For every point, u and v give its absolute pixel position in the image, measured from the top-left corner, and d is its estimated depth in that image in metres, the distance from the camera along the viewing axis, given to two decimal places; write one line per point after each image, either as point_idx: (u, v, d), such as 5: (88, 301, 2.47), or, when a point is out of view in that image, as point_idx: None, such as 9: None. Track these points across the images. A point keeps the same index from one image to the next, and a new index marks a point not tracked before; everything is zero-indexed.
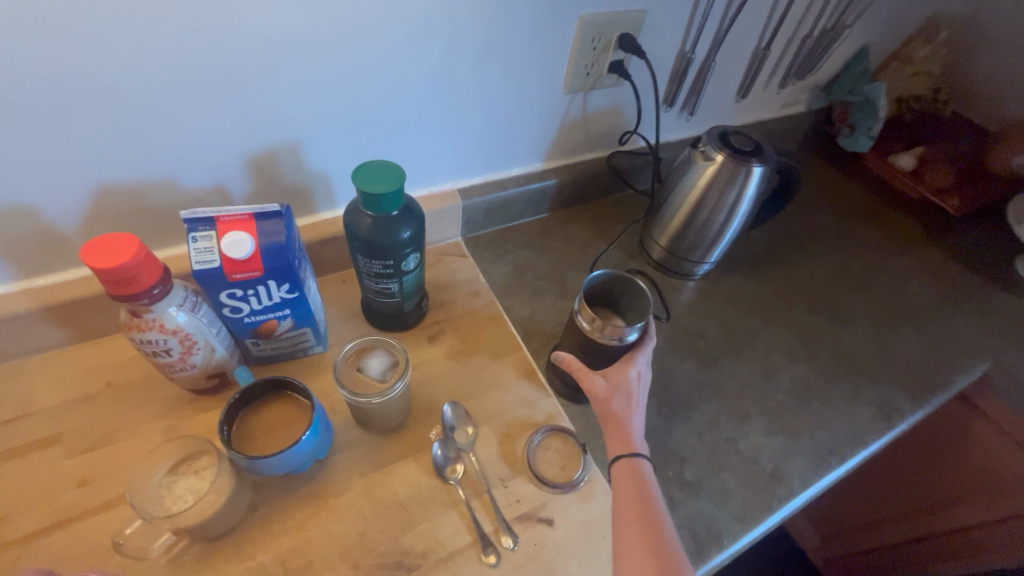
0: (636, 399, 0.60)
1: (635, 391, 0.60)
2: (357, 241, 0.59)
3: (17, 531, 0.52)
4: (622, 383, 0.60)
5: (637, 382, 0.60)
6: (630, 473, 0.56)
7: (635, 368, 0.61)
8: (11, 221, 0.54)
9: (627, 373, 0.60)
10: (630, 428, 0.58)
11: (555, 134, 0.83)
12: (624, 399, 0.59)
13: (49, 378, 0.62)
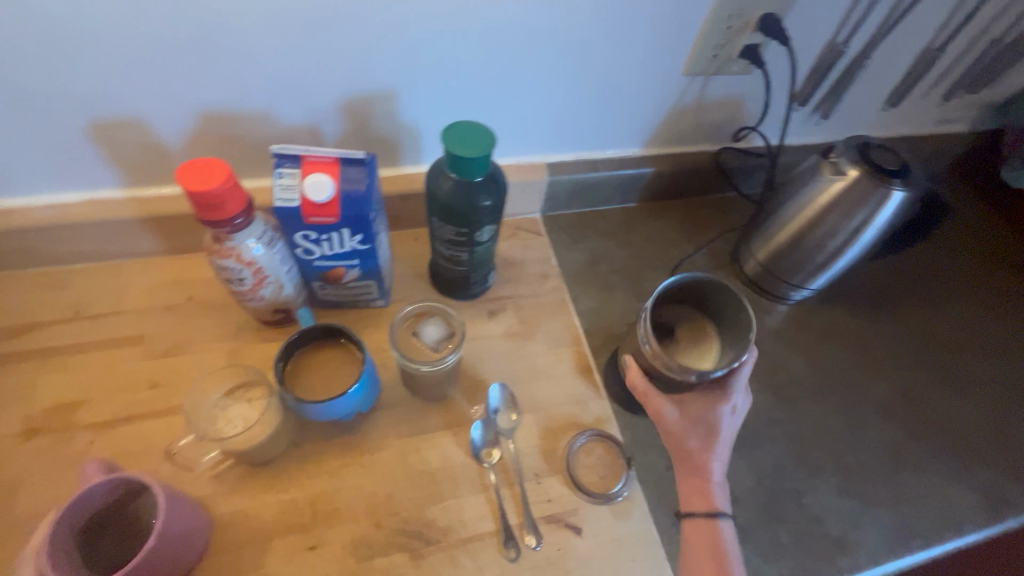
0: (724, 437, 0.55)
1: (723, 429, 0.55)
2: (435, 202, 0.57)
3: (92, 415, 0.57)
4: (707, 420, 0.55)
5: (727, 419, 0.55)
6: (706, 531, 0.53)
7: (727, 404, 0.55)
8: (123, 132, 0.57)
9: (717, 409, 0.55)
10: (711, 472, 0.55)
11: (662, 119, 0.76)
12: (706, 437, 0.55)
13: (140, 282, 0.67)
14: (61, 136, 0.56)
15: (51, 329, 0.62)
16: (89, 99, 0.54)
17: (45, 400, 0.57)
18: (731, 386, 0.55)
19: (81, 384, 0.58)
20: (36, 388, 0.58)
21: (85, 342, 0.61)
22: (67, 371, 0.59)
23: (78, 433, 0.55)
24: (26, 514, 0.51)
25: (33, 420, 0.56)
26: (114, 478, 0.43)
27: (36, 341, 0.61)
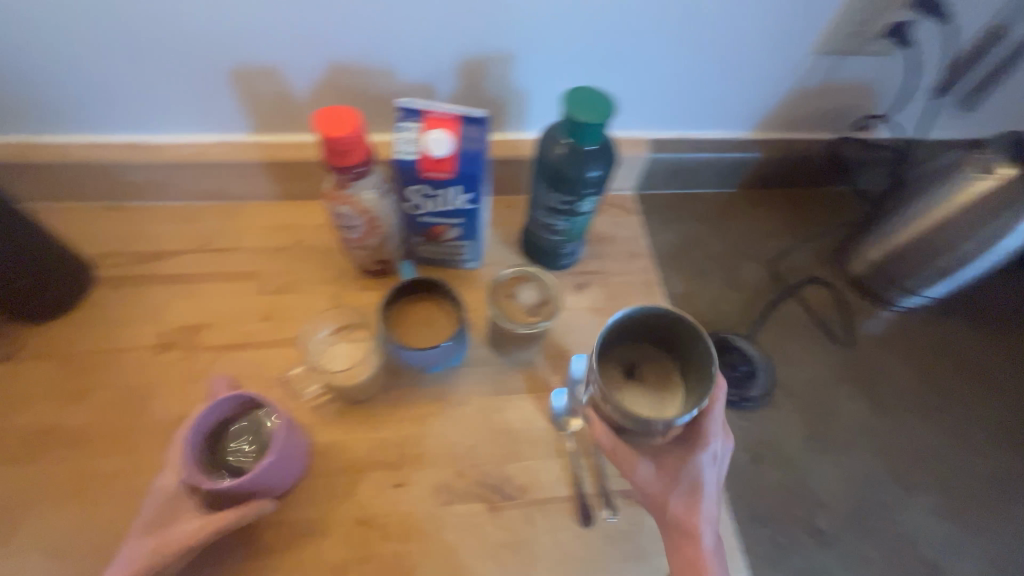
0: (707, 493, 0.48)
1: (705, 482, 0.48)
2: (544, 167, 0.58)
3: (213, 339, 0.62)
4: (684, 474, 0.48)
5: (708, 469, 0.47)
6: None
7: (704, 452, 0.47)
8: (260, 79, 0.61)
9: (693, 458, 0.48)
10: (702, 536, 0.47)
11: (781, 100, 0.71)
12: (688, 497, 0.48)
13: (257, 223, 0.72)
14: (206, 79, 0.60)
15: (181, 258, 0.68)
16: (234, 45, 0.57)
17: (174, 320, 0.63)
18: (701, 428, 0.48)
19: (204, 309, 0.64)
20: (168, 308, 0.64)
21: (208, 272, 0.67)
22: (193, 297, 0.65)
23: (201, 353, 0.61)
24: (156, 417, 0.56)
25: (165, 336, 0.62)
26: (231, 396, 0.48)
27: (168, 267, 0.67)
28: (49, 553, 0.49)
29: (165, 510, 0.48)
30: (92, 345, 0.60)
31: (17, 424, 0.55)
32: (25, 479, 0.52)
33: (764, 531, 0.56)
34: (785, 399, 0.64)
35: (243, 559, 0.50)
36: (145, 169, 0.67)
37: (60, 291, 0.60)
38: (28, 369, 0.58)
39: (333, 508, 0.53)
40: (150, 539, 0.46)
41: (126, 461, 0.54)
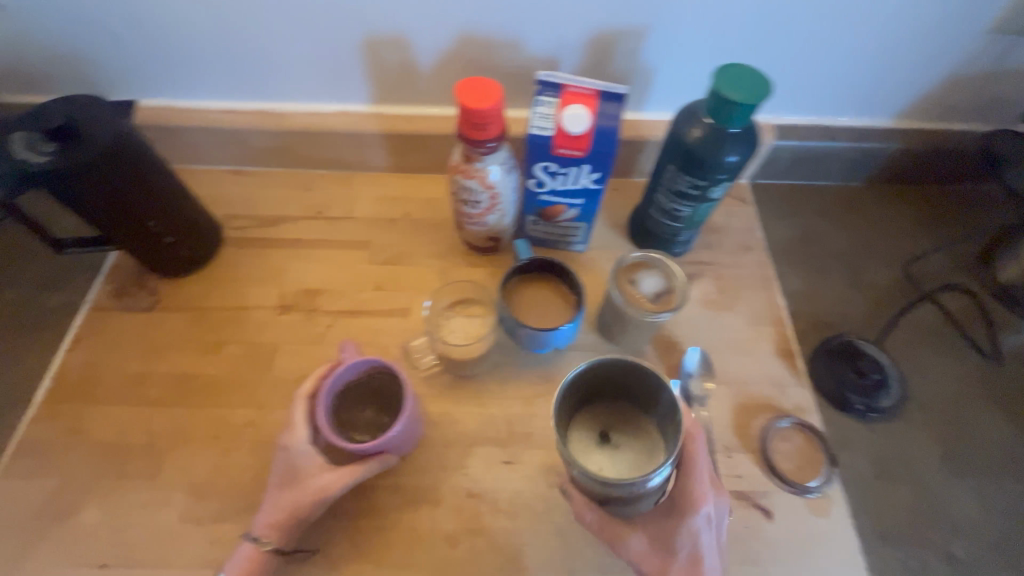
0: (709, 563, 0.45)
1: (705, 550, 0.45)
2: (676, 149, 0.55)
3: (330, 304, 0.64)
4: (683, 545, 0.46)
5: (704, 532, 0.45)
6: None
7: (698, 515, 0.45)
8: (390, 49, 0.61)
9: (688, 526, 0.45)
10: None
11: (935, 86, 0.65)
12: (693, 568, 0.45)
13: (368, 194, 0.73)
14: (340, 48, 0.61)
15: (298, 224, 0.70)
16: (372, 15, 0.58)
17: (294, 283, 0.65)
18: (690, 490, 0.46)
19: (321, 274, 0.66)
20: (288, 271, 0.66)
21: (324, 239, 0.69)
22: (310, 262, 0.67)
23: (319, 317, 0.63)
24: (280, 374, 0.59)
25: (286, 298, 0.64)
26: (368, 360, 0.48)
27: (286, 232, 0.70)
28: (189, 492, 0.52)
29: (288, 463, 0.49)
30: (222, 303, 0.64)
31: (160, 370, 0.59)
32: (167, 421, 0.56)
33: (892, 551, 0.52)
34: (917, 412, 0.59)
35: (361, 519, 0.52)
36: (271, 136, 0.69)
37: (196, 248, 0.64)
38: (168, 320, 0.62)
39: (445, 479, 0.53)
40: (288, 491, 0.47)
41: (255, 413, 0.57)
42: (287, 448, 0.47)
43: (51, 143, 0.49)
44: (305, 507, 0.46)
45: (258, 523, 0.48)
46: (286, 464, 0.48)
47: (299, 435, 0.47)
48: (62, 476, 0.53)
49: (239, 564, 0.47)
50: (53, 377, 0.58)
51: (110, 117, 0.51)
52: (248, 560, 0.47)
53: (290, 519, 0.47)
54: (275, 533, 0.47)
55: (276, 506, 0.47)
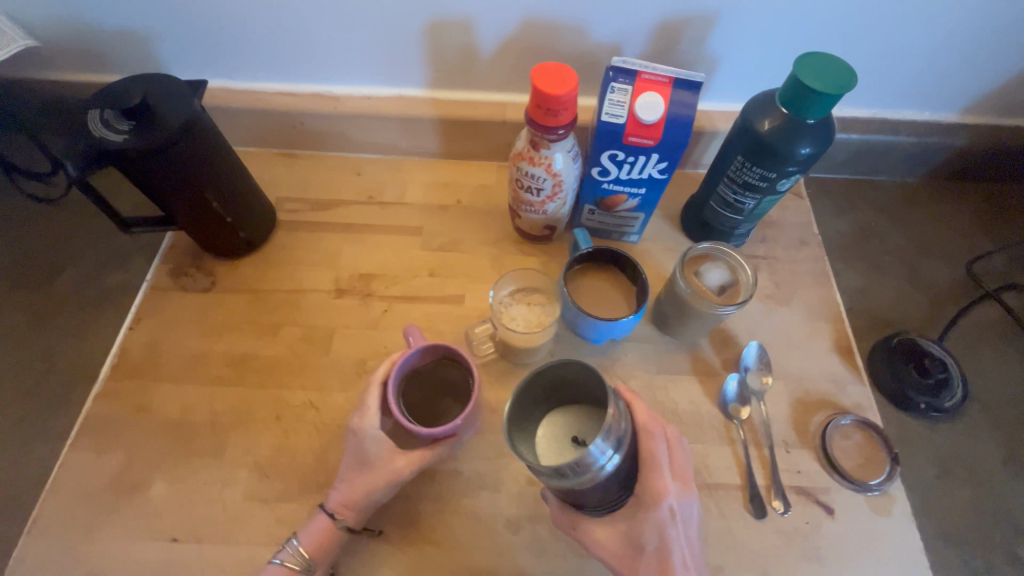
0: (680, 557, 0.43)
1: (674, 544, 0.43)
2: (745, 140, 0.54)
3: (385, 288, 0.64)
4: (651, 539, 0.44)
5: (669, 522, 0.44)
6: None
7: (662, 509, 0.44)
8: (452, 33, 0.60)
9: (654, 519, 0.44)
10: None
11: (1008, 81, 0.63)
12: (663, 564, 0.44)
13: (420, 179, 0.73)
14: (401, 31, 0.61)
15: (350, 208, 0.70)
16: None
17: (349, 267, 0.66)
18: (653, 484, 0.44)
19: (375, 259, 0.66)
20: (342, 255, 0.67)
21: (377, 224, 0.69)
22: (363, 246, 0.67)
23: (374, 302, 0.63)
24: (338, 357, 0.59)
25: (341, 282, 0.64)
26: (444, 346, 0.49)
27: (339, 216, 0.70)
28: (254, 470, 0.53)
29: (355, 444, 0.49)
30: (278, 285, 0.64)
31: (219, 350, 0.60)
32: (229, 401, 0.57)
33: (954, 551, 0.52)
34: (979, 412, 0.58)
35: (424, 502, 0.52)
36: (325, 119, 0.69)
37: (253, 230, 0.64)
38: (226, 301, 0.63)
39: (505, 466, 0.54)
40: (360, 473, 0.48)
41: (316, 395, 0.57)
42: (359, 433, 0.47)
43: (128, 121, 0.49)
44: (379, 489, 0.47)
45: (332, 500, 0.49)
46: (356, 448, 0.48)
47: (371, 421, 0.47)
48: (129, 452, 0.54)
49: (313, 535, 0.47)
50: (115, 355, 0.59)
51: (187, 99, 0.51)
52: (325, 532, 0.48)
53: (364, 500, 0.47)
54: (349, 512, 0.48)
55: (350, 485, 0.48)
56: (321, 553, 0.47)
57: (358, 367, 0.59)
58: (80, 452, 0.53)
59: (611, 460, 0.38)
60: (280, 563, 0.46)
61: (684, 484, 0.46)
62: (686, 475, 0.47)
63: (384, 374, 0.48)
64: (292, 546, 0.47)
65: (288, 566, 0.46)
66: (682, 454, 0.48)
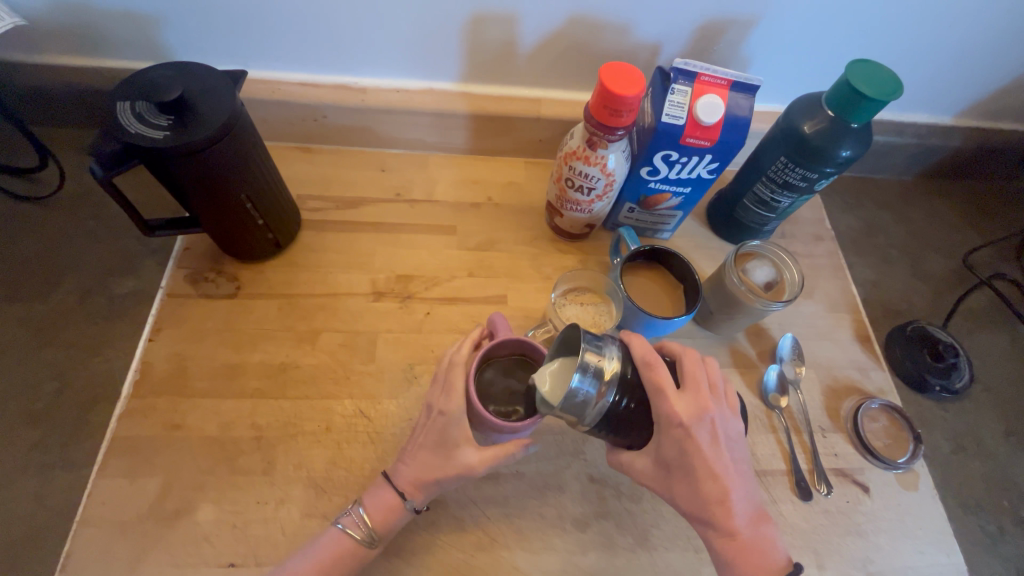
0: (708, 469, 0.42)
1: (697, 458, 0.42)
2: (787, 139, 0.56)
3: (425, 290, 0.62)
4: (676, 457, 0.42)
5: (684, 434, 0.41)
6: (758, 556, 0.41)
7: (674, 427, 0.42)
8: (492, 26, 0.58)
9: (672, 437, 0.42)
10: (709, 492, 0.42)
11: (1002, 88, 0.69)
12: (694, 479, 0.42)
13: (448, 176, 0.71)
14: (438, 23, 0.58)
15: (379, 206, 0.67)
16: None
17: (384, 269, 0.63)
18: (661, 406, 0.42)
19: (411, 260, 0.64)
20: (376, 256, 0.64)
21: (408, 222, 0.67)
22: (397, 246, 0.65)
23: (415, 304, 0.61)
24: (385, 364, 0.57)
25: (378, 284, 0.62)
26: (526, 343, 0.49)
27: (368, 215, 0.67)
28: (308, 486, 0.50)
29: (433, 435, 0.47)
30: (311, 289, 0.61)
31: (254, 360, 0.56)
32: (272, 414, 0.53)
33: (971, 517, 0.57)
34: (980, 392, 0.65)
35: (490, 507, 0.52)
36: (350, 113, 0.65)
37: (280, 232, 0.60)
38: (254, 307, 0.59)
39: (567, 466, 0.54)
40: (436, 458, 0.46)
41: (365, 404, 0.55)
42: (445, 414, 0.46)
43: (164, 115, 0.44)
44: (450, 477, 0.46)
45: (403, 475, 0.47)
46: (440, 433, 0.46)
47: (458, 402, 0.45)
48: (166, 474, 0.50)
49: (380, 509, 0.46)
50: (136, 371, 0.54)
51: (228, 92, 0.46)
52: (392, 506, 0.46)
53: (437, 483, 0.46)
54: (418, 492, 0.46)
55: (422, 465, 0.46)
56: (385, 525, 0.46)
57: (407, 372, 0.57)
58: (110, 477, 0.49)
59: (605, 394, 0.40)
60: (345, 528, 0.45)
61: (702, 398, 0.43)
62: (703, 392, 0.43)
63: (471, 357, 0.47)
64: (358, 514, 0.46)
65: (351, 533, 0.45)
66: (696, 370, 0.45)
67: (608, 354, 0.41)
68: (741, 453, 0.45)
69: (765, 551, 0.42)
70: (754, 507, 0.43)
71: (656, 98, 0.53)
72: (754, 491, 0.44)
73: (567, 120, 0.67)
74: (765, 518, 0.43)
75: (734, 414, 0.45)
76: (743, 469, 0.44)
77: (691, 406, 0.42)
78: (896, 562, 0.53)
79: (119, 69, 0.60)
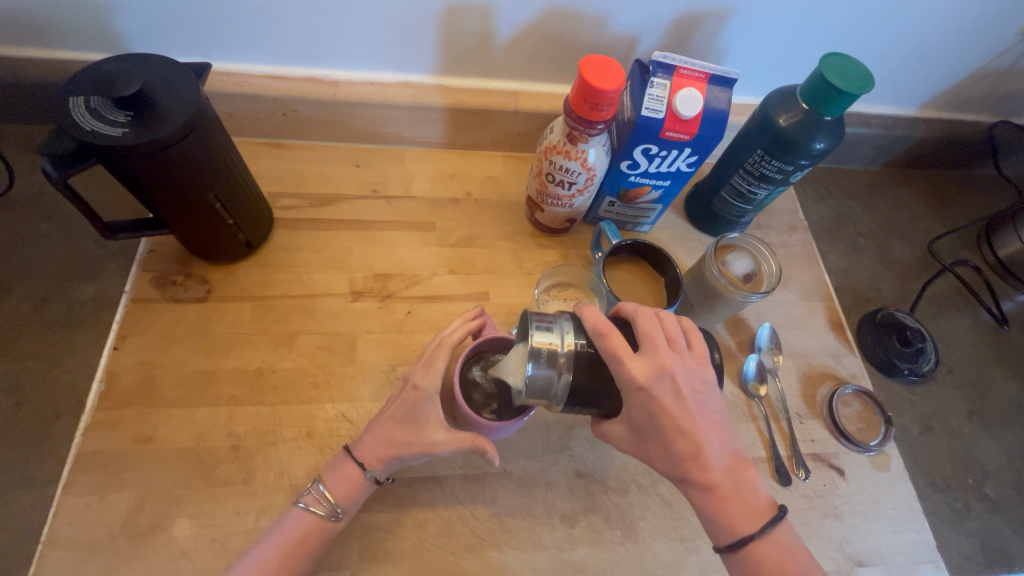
0: (675, 426, 0.40)
1: (663, 417, 0.40)
2: (764, 132, 0.57)
3: (405, 288, 0.61)
4: (644, 421, 0.41)
5: (645, 396, 0.40)
6: (740, 506, 0.40)
7: (635, 390, 0.40)
8: (466, 17, 0.57)
9: (637, 401, 0.41)
10: (681, 449, 0.40)
11: (962, 81, 0.71)
12: (665, 438, 0.41)
13: (426, 172, 0.69)
14: (409, 14, 0.56)
15: (355, 202, 0.66)
16: None
17: (362, 268, 0.61)
18: (620, 372, 0.40)
19: (389, 258, 0.63)
20: (353, 255, 0.62)
21: (386, 219, 0.65)
22: (375, 244, 0.63)
23: (395, 303, 0.60)
24: (366, 365, 0.56)
25: (357, 284, 0.60)
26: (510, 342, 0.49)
27: (344, 212, 0.65)
28: (291, 494, 0.49)
29: (401, 405, 0.46)
30: (286, 290, 0.59)
31: (227, 366, 0.54)
32: (249, 422, 0.52)
33: (939, 495, 0.60)
34: (944, 374, 0.67)
35: (478, 507, 0.51)
36: (321, 107, 0.63)
37: (252, 231, 0.58)
38: (227, 311, 0.57)
39: (553, 462, 0.54)
40: (401, 429, 0.45)
41: (347, 407, 0.54)
42: (418, 388, 0.45)
43: (122, 111, 0.41)
44: (413, 452, 0.45)
45: (364, 445, 0.46)
46: (409, 406, 0.45)
47: (434, 377, 0.45)
48: (139, 488, 0.48)
49: (342, 483, 0.45)
50: (101, 382, 0.52)
51: (191, 85, 0.44)
52: (352, 476, 0.46)
53: (399, 456, 0.45)
54: (379, 462, 0.46)
55: (386, 437, 0.46)
56: (348, 500, 0.45)
57: (389, 373, 0.56)
58: (77, 495, 0.47)
59: (564, 372, 0.41)
60: (306, 506, 0.44)
61: (660, 356, 0.41)
62: (659, 349, 0.41)
63: (460, 337, 0.47)
64: (318, 491, 0.45)
65: (314, 510, 0.45)
66: (652, 328, 0.43)
67: (559, 331, 0.42)
68: (715, 401, 0.42)
69: (747, 499, 0.40)
70: (733, 455, 0.42)
71: (636, 91, 0.53)
72: (730, 436, 0.42)
73: (545, 113, 0.66)
74: (744, 464, 0.41)
75: (701, 364, 0.43)
76: (717, 418, 0.42)
77: (649, 366, 0.41)
78: (871, 541, 0.55)
79: (70, 61, 0.56)
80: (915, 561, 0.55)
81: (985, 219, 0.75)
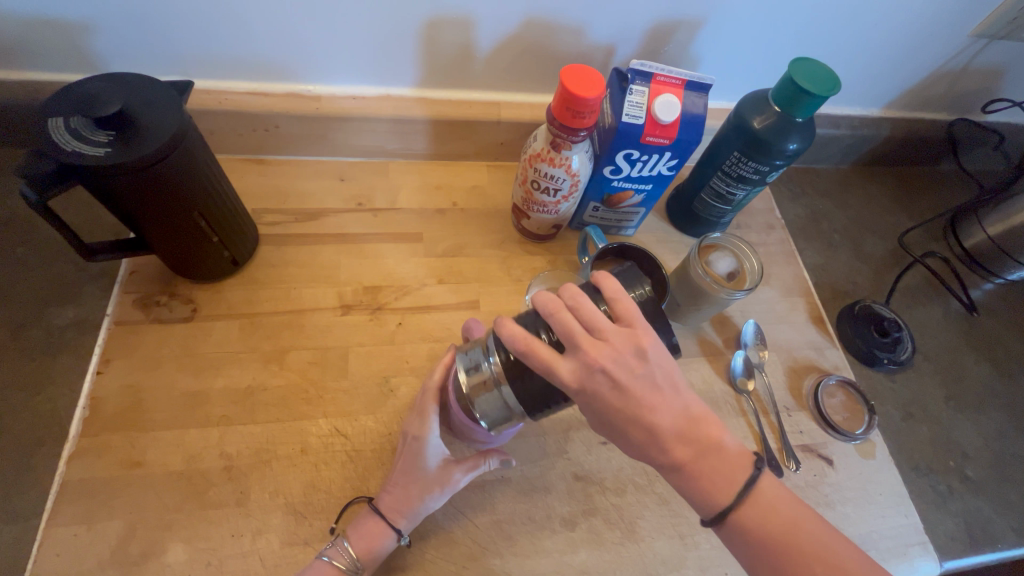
0: (623, 416, 0.38)
1: (608, 411, 0.38)
2: (740, 135, 0.58)
3: (395, 299, 0.61)
4: (596, 414, 0.39)
5: (583, 395, 0.38)
6: (724, 473, 0.39)
7: (574, 393, 0.39)
8: (446, 30, 0.57)
9: (581, 401, 0.39)
10: (638, 437, 0.39)
11: (921, 81, 0.74)
12: (619, 429, 0.39)
13: (411, 183, 0.70)
14: (390, 27, 0.57)
15: (340, 216, 0.65)
16: None
17: (351, 281, 0.61)
18: (552, 382, 0.39)
19: (378, 269, 0.63)
20: (341, 269, 0.62)
21: (373, 232, 0.65)
22: (363, 256, 0.63)
23: (386, 315, 0.60)
24: (358, 379, 0.55)
25: (346, 297, 0.60)
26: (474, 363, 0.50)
27: (330, 226, 0.64)
28: (287, 513, 0.48)
29: (408, 456, 0.47)
30: (274, 306, 0.58)
31: (217, 387, 0.53)
32: (242, 441, 0.51)
33: (923, 479, 0.62)
34: (920, 361, 0.70)
35: (478, 515, 0.51)
36: (303, 121, 0.63)
37: (237, 248, 0.57)
38: (214, 330, 0.56)
39: (551, 466, 0.55)
40: (411, 481, 0.47)
41: (341, 422, 0.53)
42: (418, 439, 0.47)
43: (104, 130, 0.41)
44: (433, 496, 0.46)
45: (386, 500, 0.46)
46: (412, 456, 0.47)
47: (430, 426, 0.47)
48: (128, 515, 0.46)
49: (364, 538, 0.45)
50: (85, 408, 0.50)
51: (171, 103, 0.44)
52: (377, 533, 0.45)
53: (420, 507, 0.46)
54: (403, 517, 0.46)
55: (405, 492, 0.46)
56: (370, 555, 0.45)
57: (382, 386, 0.56)
58: (63, 526, 0.45)
59: (503, 388, 0.42)
60: (330, 559, 0.44)
61: (586, 353, 0.38)
62: (581, 344, 0.38)
63: (440, 380, 0.49)
64: (342, 545, 0.45)
65: (337, 564, 0.44)
66: (569, 324, 0.39)
67: (479, 359, 0.43)
68: (661, 370, 0.39)
69: (719, 466, 0.39)
70: (692, 416, 0.39)
71: (615, 98, 0.55)
72: (684, 397, 0.39)
73: (527, 122, 0.67)
74: (704, 422, 0.39)
75: (634, 341, 0.39)
76: (664, 389, 0.39)
77: (577, 367, 0.38)
78: (861, 528, 0.57)
79: (43, 82, 0.55)
80: (905, 545, 0.57)
81: (951, 212, 0.79)
